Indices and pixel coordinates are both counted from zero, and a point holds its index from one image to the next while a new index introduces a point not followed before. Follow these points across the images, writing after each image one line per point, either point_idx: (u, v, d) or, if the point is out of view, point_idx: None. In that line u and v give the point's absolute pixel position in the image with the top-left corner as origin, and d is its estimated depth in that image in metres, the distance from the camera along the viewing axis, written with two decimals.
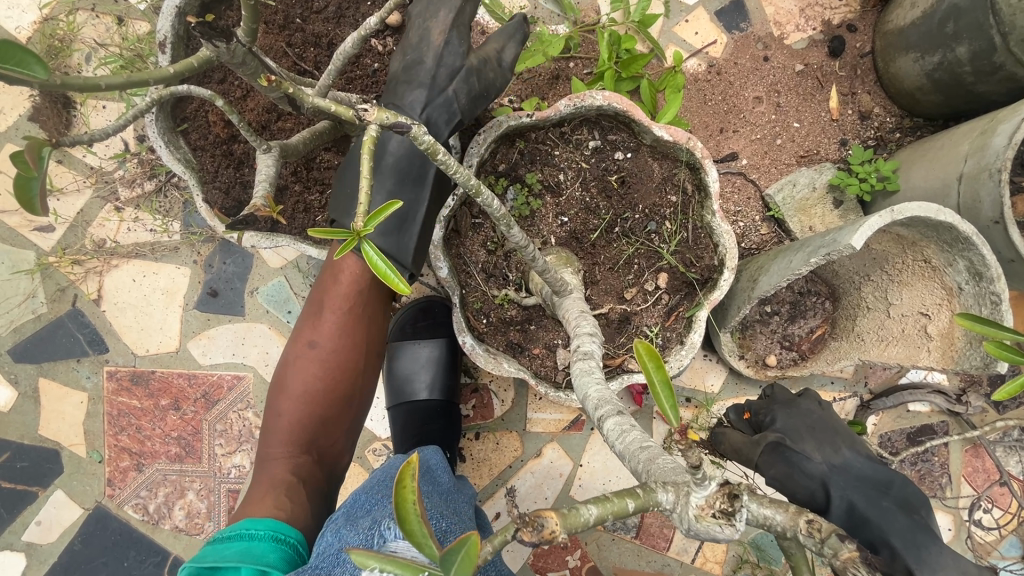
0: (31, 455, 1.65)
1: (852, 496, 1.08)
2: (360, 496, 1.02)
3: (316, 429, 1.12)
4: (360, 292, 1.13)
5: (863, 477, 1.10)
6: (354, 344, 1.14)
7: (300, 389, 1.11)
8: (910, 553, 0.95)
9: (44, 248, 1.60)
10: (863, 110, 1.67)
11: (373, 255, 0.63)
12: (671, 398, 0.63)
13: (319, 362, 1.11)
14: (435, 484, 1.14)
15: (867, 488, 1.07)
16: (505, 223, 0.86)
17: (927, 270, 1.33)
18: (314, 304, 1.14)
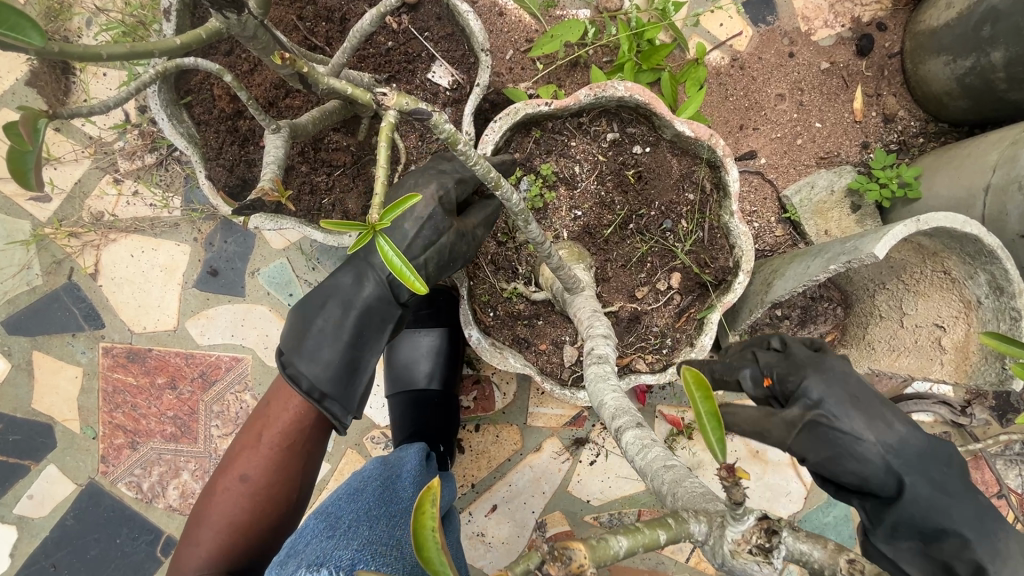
0: (23, 429, 1.62)
1: (832, 369, 0.79)
2: (308, 521, 1.01)
3: (230, 562, 1.06)
4: (301, 428, 1.13)
5: (838, 369, 0.79)
6: (286, 465, 1.12)
7: (223, 517, 1.08)
8: (987, 551, 0.69)
9: (40, 219, 1.55)
10: (887, 112, 1.63)
11: (388, 250, 0.59)
12: (717, 430, 0.56)
13: (251, 481, 1.10)
14: (396, 499, 1.11)
15: (976, 518, 0.71)
16: (523, 218, 0.83)
17: (946, 281, 1.30)
18: (254, 427, 1.14)
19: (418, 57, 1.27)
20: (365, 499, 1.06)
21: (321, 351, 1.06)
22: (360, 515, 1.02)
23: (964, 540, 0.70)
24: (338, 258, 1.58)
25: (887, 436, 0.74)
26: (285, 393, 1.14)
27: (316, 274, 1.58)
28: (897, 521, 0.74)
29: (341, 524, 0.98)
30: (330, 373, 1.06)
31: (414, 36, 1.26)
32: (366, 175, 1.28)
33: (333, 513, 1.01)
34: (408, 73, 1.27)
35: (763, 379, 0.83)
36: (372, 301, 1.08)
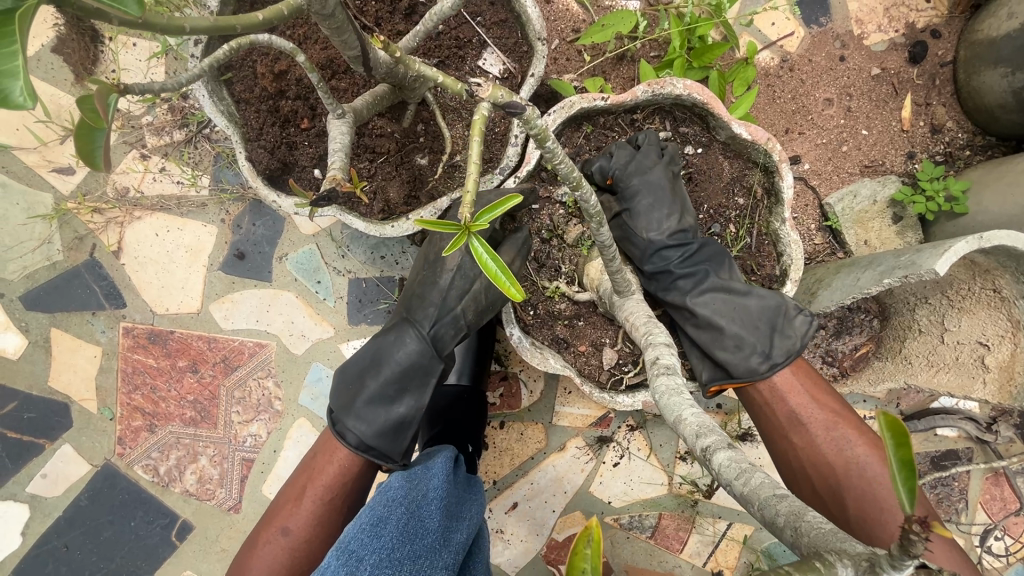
0: (38, 407, 1.58)
1: (654, 181, 1.18)
2: (331, 555, 1.03)
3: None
4: (344, 482, 1.15)
5: (659, 188, 1.19)
6: (329, 519, 1.14)
7: (266, 570, 1.08)
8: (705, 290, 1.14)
9: (62, 192, 1.50)
10: (936, 122, 1.59)
11: (484, 254, 0.56)
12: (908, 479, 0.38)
13: (295, 534, 1.10)
14: (413, 541, 1.07)
15: (720, 289, 1.13)
16: (597, 222, 0.80)
17: (995, 299, 1.27)
18: (298, 478, 1.16)
19: (468, 43, 1.22)
20: (387, 535, 1.05)
21: (369, 408, 1.12)
22: (380, 560, 1.01)
23: (691, 289, 1.16)
24: (369, 246, 1.54)
25: (661, 239, 1.19)
26: (329, 447, 1.17)
27: (346, 262, 1.54)
28: (659, 275, 1.21)
29: (361, 572, 0.98)
30: (377, 427, 1.12)
31: (465, 20, 1.21)
32: (409, 164, 1.24)
33: (354, 551, 1.01)
34: (457, 59, 1.23)
35: (606, 180, 1.22)
36: (417, 358, 1.15)
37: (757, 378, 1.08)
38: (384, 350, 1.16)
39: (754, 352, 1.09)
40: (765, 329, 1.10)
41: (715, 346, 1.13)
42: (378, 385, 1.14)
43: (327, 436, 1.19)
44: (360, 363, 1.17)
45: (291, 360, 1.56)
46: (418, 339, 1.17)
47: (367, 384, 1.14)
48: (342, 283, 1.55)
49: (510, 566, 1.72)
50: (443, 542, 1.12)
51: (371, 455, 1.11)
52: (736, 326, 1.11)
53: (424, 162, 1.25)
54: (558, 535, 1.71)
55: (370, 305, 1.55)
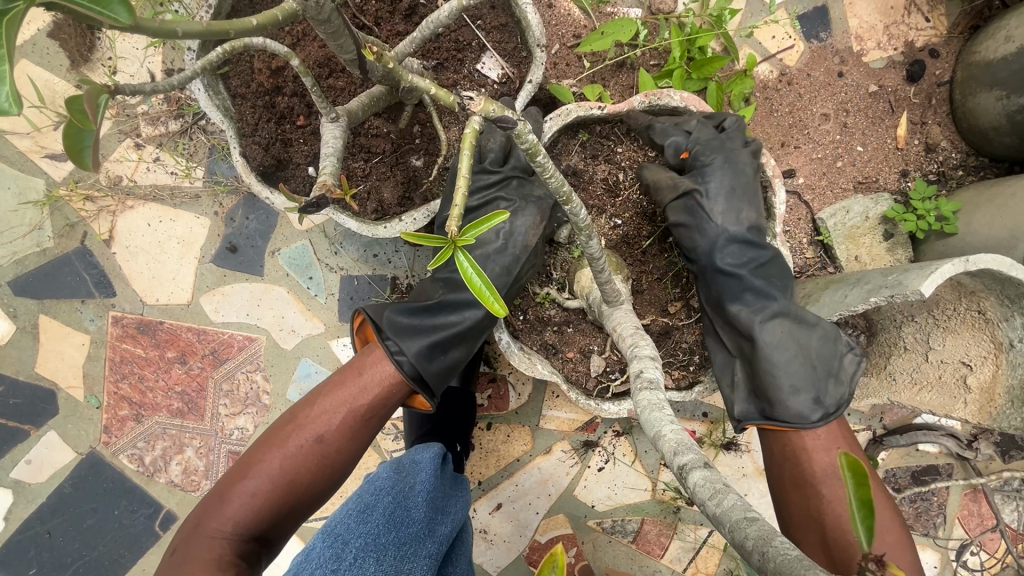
0: (24, 393, 1.58)
1: (734, 164, 1.17)
2: (317, 540, 1.03)
3: (274, 520, 1.02)
4: (386, 403, 1.12)
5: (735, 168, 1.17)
6: (359, 434, 1.09)
7: (285, 468, 1.03)
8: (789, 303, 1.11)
9: (55, 178, 1.49)
10: (930, 142, 1.60)
11: (469, 268, 0.56)
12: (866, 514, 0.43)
13: (323, 440, 1.06)
14: (399, 530, 1.07)
15: (791, 315, 1.10)
16: (586, 234, 0.80)
17: (979, 321, 1.29)
18: (339, 383, 1.11)
19: (468, 46, 1.22)
20: (374, 521, 1.05)
21: (429, 343, 1.14)
22: (366, 544, 1.01)
23: (759, 312, 1.10)
24: (362, 244, 1.54)
25: (735, 232, 1.14)
26: (376, 358, 1.12)
27: (338, 259, 1.54)
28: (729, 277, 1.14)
29: (347, 556, 0.98)
30: (433, 365, 1.15)
31: (465, 23, 1.20)
32: (404, 165, 1.24)
33: (341, 535, 1.02)
34: (456, 62, 1.23)
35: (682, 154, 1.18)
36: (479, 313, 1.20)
37: (808, 425, 1.03)
38: (454, 296, 1.20)
39: (810, 396, 1.04)
40: (822, 370, 1.07)
41: (771, 385, 1.06)
42: (445, 325, 1.17)
43: (371, 351, 1.14)
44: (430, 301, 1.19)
45: (280, 355, 1.56)
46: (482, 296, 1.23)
47: (435, 322, 1.17)
48: (334, 280, 1.55)
49: (492, 565, 1.73)
50: (428, 531, 1.13)
51: (422, 388, 1.13)
52: (799, 360, 1.06)
53: (420, 163, 1.25)
54: (541, 537, 1.72)
55: (361, 303, 1.55)
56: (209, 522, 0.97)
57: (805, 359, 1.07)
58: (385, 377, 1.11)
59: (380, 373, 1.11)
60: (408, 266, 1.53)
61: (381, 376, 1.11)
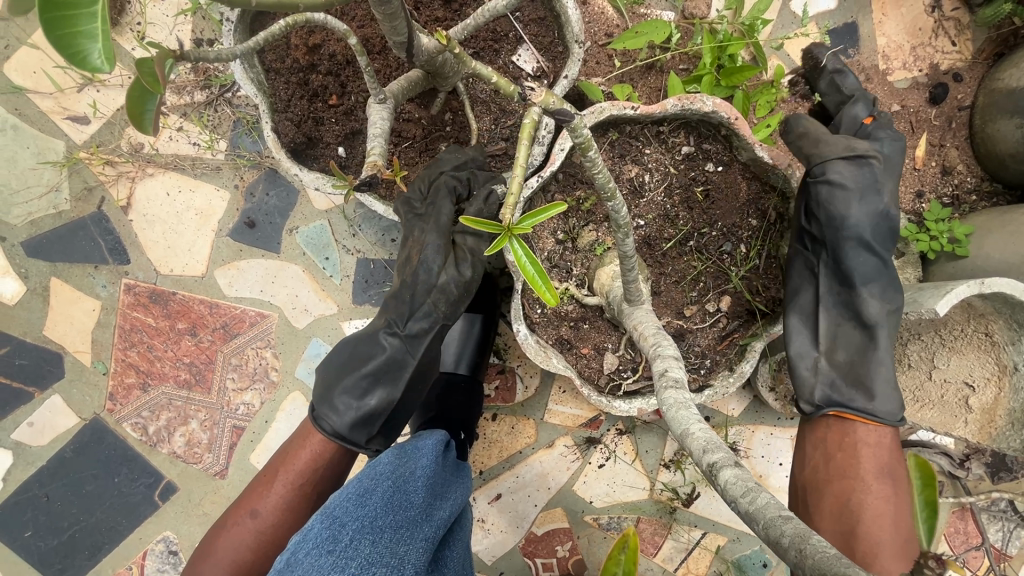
0: (30, 354, 1.57)
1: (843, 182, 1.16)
2: (315, 520, 1.01)
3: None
4: (315, 469, 1.14)
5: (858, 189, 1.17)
6: (296, 504, 1.12)
7: (228, 552, 1.07)
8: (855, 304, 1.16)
9: (75, 141, 1.48)
10: (947, 164, 1.62)
11: (524, 255, 0.57)
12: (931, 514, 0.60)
13: (263, 516, 1.10)
14: (397, 515, 1.05)
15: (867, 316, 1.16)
16: (623, 233, 0.81)
17: (985, 343, 1.32)
18: (275, 469, 1.15)
19: (505, 37, 1.22)
20: (372, 505, 1.04)
21: (340, 400, 1.13)
22: (363, 527, 0.99)
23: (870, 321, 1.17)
24: (380, 228, 1.54)
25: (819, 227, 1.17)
26: (305, 430, 1.17)
27: (355, 241, 1.54)
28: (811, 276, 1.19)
29: (344, 537, 0.96)
30: (350, 422, 1.13)
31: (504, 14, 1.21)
32: (433, 152, 1.25)
33: (338, 517, 1.00)
34: (492, 52, 1.23)
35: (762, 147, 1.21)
36: (385, 353, 1.16)
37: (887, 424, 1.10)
38: (364, 346, 1.18)
39: (884, 397, 1.12)
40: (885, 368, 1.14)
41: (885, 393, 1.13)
42: (357, 376, 1.14)
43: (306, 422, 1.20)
44: (343, 358, 1.19)
45: (292, 334, 1.57)
46: (394, 339, 1.17)
47: (346, 377, 1.15)
48: (350, 262, 1.55)
49: (488, 555, 1.75)
50: (424, 516, 1.10)
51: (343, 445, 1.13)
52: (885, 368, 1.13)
53: (449, 151, 1.25)
54: (537, 529, 1.74)
55: (375, 287, 1.55)
56: None
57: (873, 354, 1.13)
58: (313, 446, 1.15)
59: (307, 443, 1.16)
60: None
61: (309, 445, 1.15)
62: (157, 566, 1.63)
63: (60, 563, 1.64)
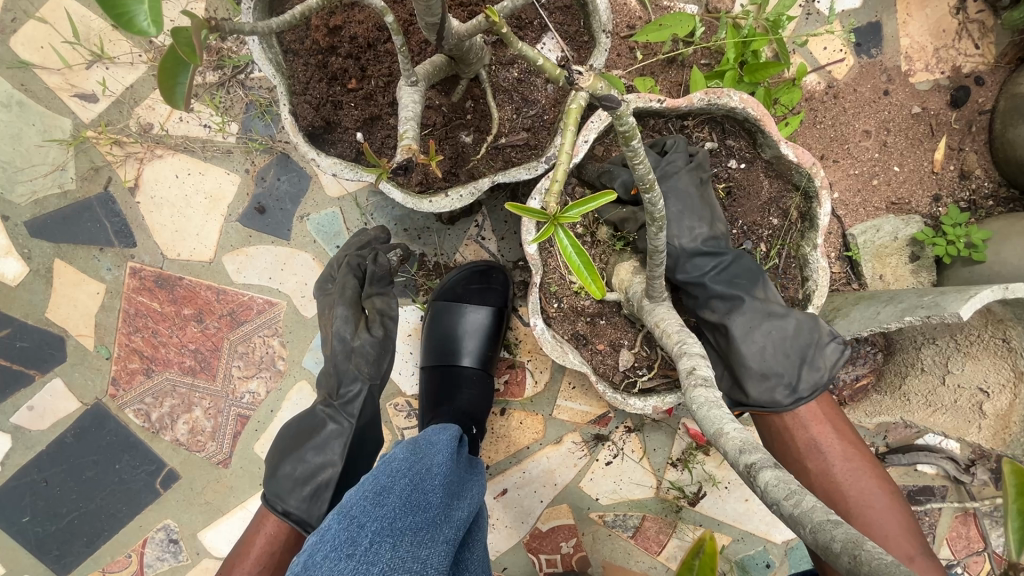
0: (32, 336, 1.54)
1: (680, 189, 1.18)
2: (332, 519, 1.00)
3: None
4: (273, 550, 1.21)
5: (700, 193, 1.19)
6: None
7: None
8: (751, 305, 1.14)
9: (82, 120, 1.44)
10: (965, 168, 1.61)
11: (570, 243, 0.56)
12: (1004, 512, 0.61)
13: None
14: (415, 516, 1.02)
15: (762, 312, 1.14)
16: (657, 226, 0.79)
17: (1002, 349, 1.31)
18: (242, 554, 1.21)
19: (530, 24, 1.20)
20: (390, 505, 1.02)
21: (285, 475, 1.23)
22: (382, 528, 0.97)
23: (732, 313, 1.16)
24: (393, 217, 1.52)
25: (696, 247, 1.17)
26: (262, 519, 1.25)
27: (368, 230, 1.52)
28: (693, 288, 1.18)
29: (363, 539, 0.95)
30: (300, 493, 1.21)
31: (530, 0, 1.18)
32: (453, 140, 1.22)
33: (357, 517, 0.98)
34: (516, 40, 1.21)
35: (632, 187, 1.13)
36: (324, 424, 1.27)
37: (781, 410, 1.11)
38: (304, 423, 1.29)
39: (782, 384, 1.12)
40: (795, 359, 1.12)
41: (767, 386, 1.12)
42: (301, 449, 1.25)
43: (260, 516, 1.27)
44: (287, 438, 1.29)
45: (301, 322, 1.54)
46: (329, 410, 1.29)
47: (290, 456, 1.25)
48: None
49: (492, 550, 1.75)
50: (444, 518, 1.08)
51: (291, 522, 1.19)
52: (773, 357, 1.12)
53: (469, 139, 1.23)
54: (542, 525, 1.73)
55: None
56: None
57: (775, 346, 1.12)
58: (271, 532, 1.23)
59: (265, 529, 1.23)
60: (438, 245, 1.54)
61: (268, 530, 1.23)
62: (158, 553, 1.61)
63: (58, 549, 1.62)
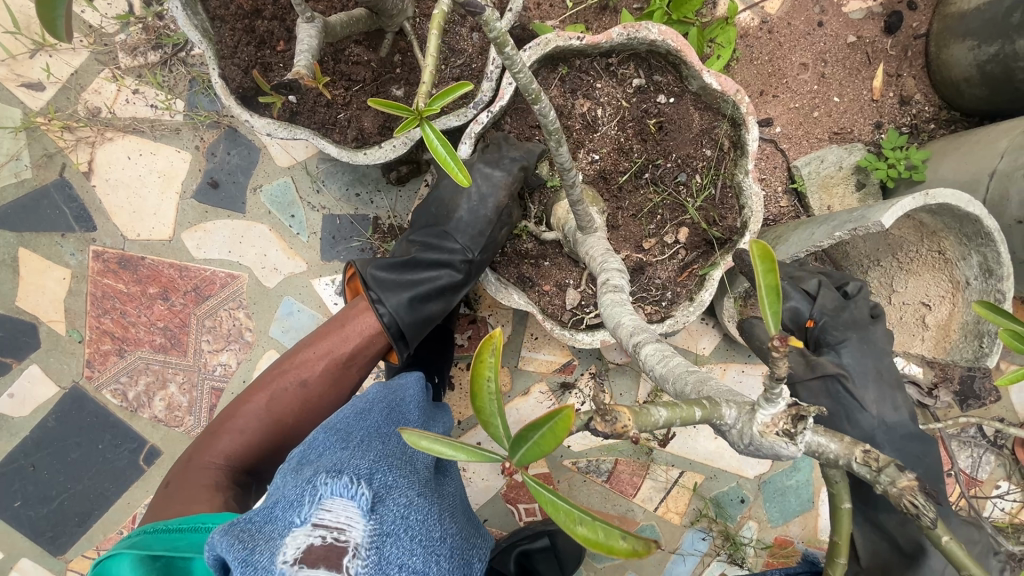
0: (5, 326, 1.58)
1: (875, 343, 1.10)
2: (318, 435, 1.03)
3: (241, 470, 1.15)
4: (365, 352, 1.24)
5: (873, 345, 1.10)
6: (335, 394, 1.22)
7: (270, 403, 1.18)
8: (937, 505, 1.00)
9: (31, 108, 1.48)
10: (904, 94, 1.64)
11: (434, 138, 0.60)
12: (775, 306, 0.42)
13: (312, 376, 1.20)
14: (399, 425, 1.07)
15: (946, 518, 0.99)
16: (556, 140, 0.82)
17: (939, 261, 1.34)
18: (273, 378, 1.20)
19: None
20: (373, 419, 1.06)
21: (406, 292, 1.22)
22: (369, 432, 1.01)
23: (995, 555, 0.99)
24: (345, 183, 1.55)
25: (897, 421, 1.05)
26: (361, 311, 1.24)
27: (321, 197, 1.55)
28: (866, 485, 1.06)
29: (353, 438, 0.98)
30: (411, 316, 1.23)
31: None
32: (385, 95, 1.25)
33: (342, 429, 1.02)
34: None
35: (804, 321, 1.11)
36: (457, 274, 1.25)
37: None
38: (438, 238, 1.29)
39: None
40: None
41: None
42: (429, 270, 1.26)
43: (355, 304, 1.26)
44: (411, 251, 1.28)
45: (263, 293, 1.58)
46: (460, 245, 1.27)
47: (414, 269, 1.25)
48: (317, 218, 1.56)
49: (471, 503, 1.80)
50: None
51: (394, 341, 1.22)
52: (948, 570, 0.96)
53: (400, 93, 1.25)
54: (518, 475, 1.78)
55: (343, 242, 1.56)
56: (205, 454, 1.13)
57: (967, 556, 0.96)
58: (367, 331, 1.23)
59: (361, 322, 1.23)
60: (390, 207, 1.55)
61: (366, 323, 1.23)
62: None
63: (53, 531, 1.66)
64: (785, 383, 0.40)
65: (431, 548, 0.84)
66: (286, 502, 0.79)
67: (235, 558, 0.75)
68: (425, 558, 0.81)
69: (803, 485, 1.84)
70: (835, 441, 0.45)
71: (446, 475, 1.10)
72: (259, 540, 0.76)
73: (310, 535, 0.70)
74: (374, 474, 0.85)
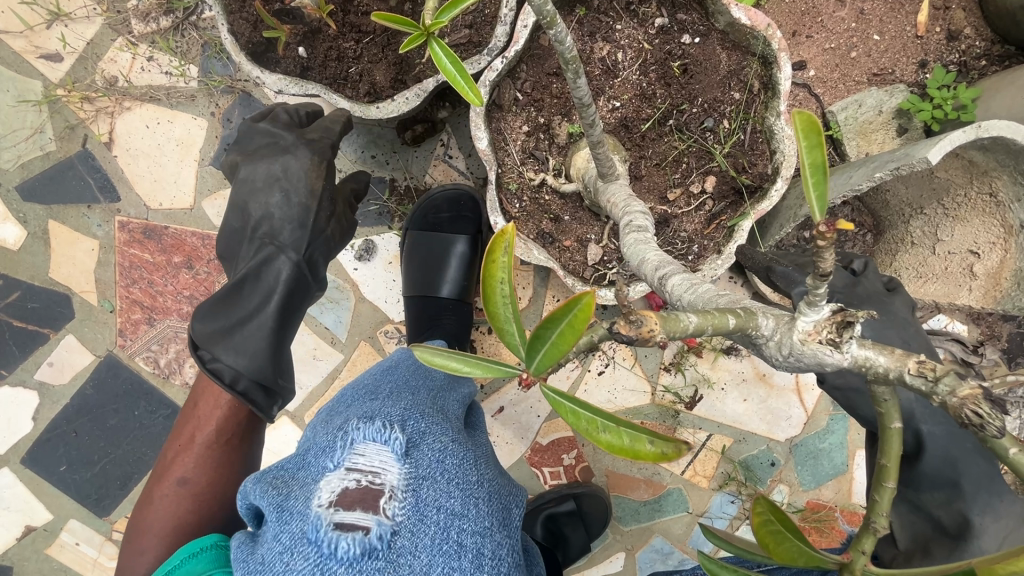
0: (42, 297, 1.63)
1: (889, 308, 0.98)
2: (346, 390, 1.03)
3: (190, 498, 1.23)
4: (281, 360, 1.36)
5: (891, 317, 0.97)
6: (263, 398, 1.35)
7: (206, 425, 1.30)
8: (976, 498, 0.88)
9: (52, 80, 1.50)
10: (953, 28, 1.51)
11: (442, 55, 0.69)
12: (821, 185, 0.43)
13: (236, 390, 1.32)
14: (427, 379, 1.04)
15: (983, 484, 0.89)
16: (573, 69, 0.75)
17: (991, 205, 1.23)
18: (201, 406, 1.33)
19: None
20: (400, 372, 1.04)
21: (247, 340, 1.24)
22: (399, 385, 1.00)
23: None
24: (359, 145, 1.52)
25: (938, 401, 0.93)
26: None
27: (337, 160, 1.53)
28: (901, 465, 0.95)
29: (382, 391, 0.97)
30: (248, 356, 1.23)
31: None
32: (395, 45, 1.20)
33: (370, 383, 1.02)
34: None
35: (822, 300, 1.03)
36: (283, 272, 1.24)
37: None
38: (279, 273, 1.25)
39: None
40: None
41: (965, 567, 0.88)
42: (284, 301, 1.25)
43: None
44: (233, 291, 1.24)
45: None
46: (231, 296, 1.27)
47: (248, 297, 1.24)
48: None
49: None
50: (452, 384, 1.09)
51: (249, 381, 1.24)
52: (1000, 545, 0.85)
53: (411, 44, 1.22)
54: (543, 439, 1.78)
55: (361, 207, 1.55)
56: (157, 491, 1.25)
57: None
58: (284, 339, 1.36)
59: None
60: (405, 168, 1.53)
61: None
62: None
63: (96, 493, 1.72)
64: (830, 280, 0.39)
65: (469, 492, 0.88)
66: (320, 450, 0.86)
67: (271, 504, 0.81)
68: (464, 500, 0.86)
69: (837, 449, 1.77)
70: (886, 356, 0.41)
71: (478, 429, 1.10)
72: (295, 486, 0.83)
73: (345, 479, 0.78)
74: (407, 421, 0.89)
